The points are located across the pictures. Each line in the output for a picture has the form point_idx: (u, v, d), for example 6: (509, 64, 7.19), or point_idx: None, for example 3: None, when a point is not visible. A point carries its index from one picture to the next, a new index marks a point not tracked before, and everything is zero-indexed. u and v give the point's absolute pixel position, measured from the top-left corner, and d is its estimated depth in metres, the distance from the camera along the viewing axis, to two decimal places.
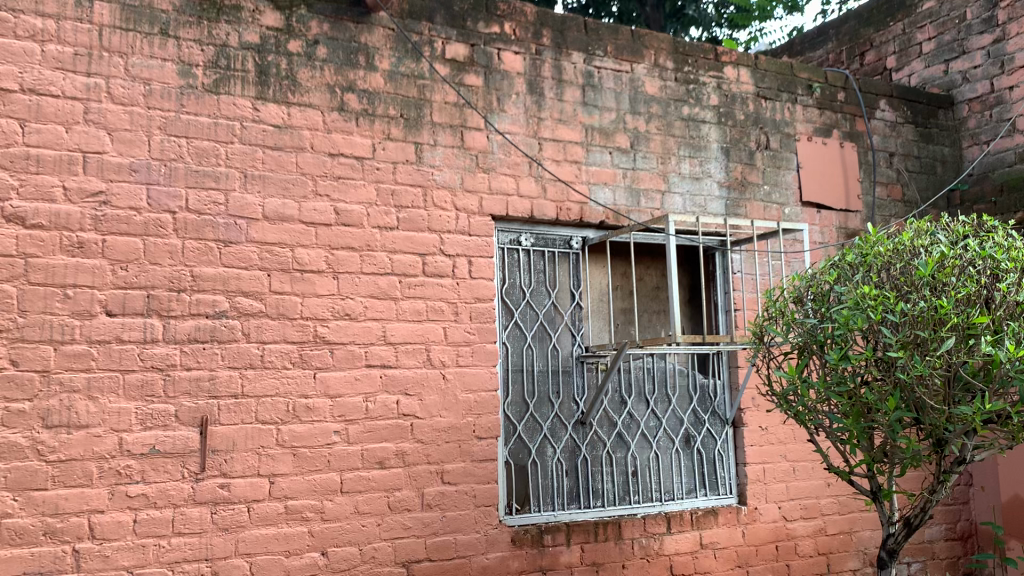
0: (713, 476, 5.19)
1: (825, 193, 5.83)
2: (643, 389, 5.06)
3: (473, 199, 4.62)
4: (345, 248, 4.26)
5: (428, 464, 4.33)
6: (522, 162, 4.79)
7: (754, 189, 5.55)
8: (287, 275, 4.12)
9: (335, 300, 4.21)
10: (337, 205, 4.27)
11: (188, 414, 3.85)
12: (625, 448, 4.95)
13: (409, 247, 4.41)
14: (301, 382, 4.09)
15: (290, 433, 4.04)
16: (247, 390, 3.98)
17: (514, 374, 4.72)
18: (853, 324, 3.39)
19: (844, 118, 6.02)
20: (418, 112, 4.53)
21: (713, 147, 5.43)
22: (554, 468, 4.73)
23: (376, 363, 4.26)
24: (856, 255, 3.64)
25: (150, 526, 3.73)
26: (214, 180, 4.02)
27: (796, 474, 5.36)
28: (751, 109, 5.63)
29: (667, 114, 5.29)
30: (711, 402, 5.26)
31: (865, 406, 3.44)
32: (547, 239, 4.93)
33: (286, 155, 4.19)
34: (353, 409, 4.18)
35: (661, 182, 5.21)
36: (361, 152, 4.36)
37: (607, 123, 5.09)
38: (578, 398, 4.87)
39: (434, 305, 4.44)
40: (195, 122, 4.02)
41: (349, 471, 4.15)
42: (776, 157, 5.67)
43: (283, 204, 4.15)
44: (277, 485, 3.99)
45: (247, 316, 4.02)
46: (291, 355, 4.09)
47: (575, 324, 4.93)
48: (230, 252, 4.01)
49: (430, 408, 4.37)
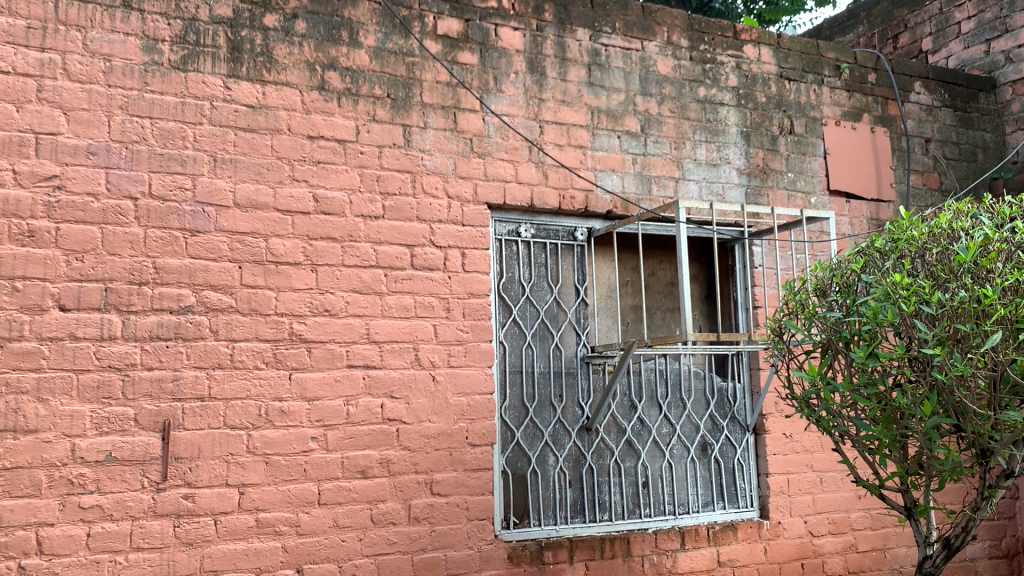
0: (732, 488, 4.78)
1: (855, 181, 5.40)
2: (655, 393, 4.66)
3: (467, 185, 4.26)
4: (325, 238, 3.92)
5: (415, 473, 3.97)
6: (521, 146, 4.43)
7: (777, 176, 5.14)
8: (260, 267, 3.79)
9: (314, 295, 3.87)
10: (316, 191, 3.93)
11: (149, 418, 3.54)
12: (635, 457, 4.56)
13: (396, 237, 4.07)
14: (275, 384, 3.76)
15: (261, 439, 3.71)
16: (215, 393, 3.65)
17: (512, 376, 4.35)
18: (882, 318, 2.98)
19: (875, 102, 5.58)
20: (407, 92, 4.18)
21: (732, 131, 5.03)
22: (556, 478, 4.34)
23: (358, 364, 3.92)
24: (886, 241, 3.21)
25: (105, 540, 3.42)
26: (180, 164, 3.71)
27: (823, 485, 4.92)
28: (774, 91, 5.22)
29: (681, 95, 4.90)
30: (731, 407, 4.85)
31: (897, 411, 3.02)
32: (548, 230, 4.56)
33: (259, 137, 3.86)
34: (332, 413, 3.84)
35: (674, 168, 4.82)
36: (343, 134, 4.02)
37: (614, 105, 4.70)
38: (583, 402, 4.49)
39: (424, 301, 4.09)
40: (160, 101, 3.71)
41: (327, 481, 3.80)
42: (800, 143, 5.25)
43: (256, 190, 3.82)
44: (247, 496, 3.66)
45: (216, 312, 3.69)
46: (264, 354, 3.75)
47: (580, 322, 4.56)
48: (197, 242, 3.69)
49: (418, 412, 4.01)
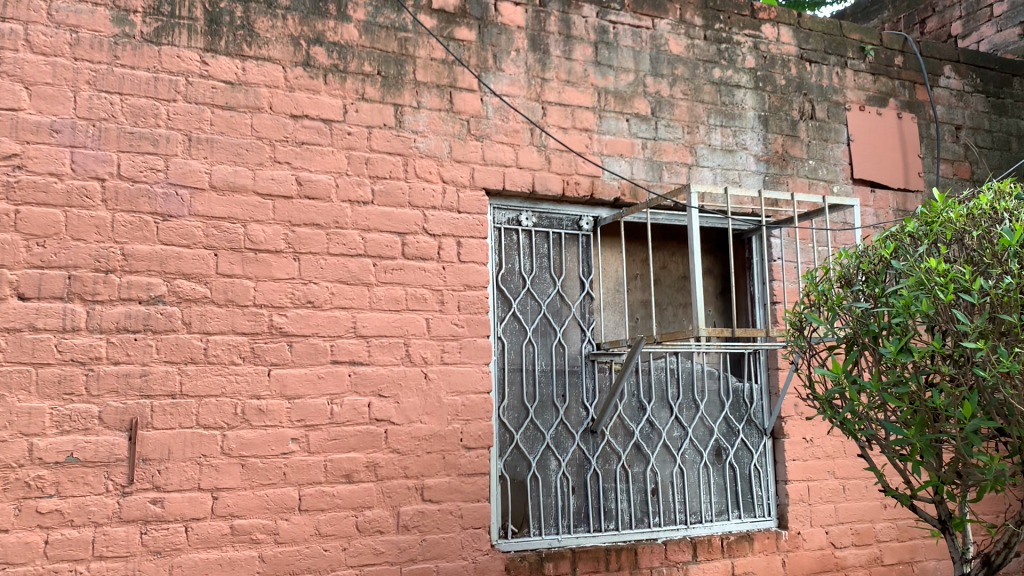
0: (748, 495, 4.47)
1: (880, 170, 5.07)
2: (665, 394, 4.37)
3: (463, 170, 3.98)
4: (308, 224, 3.65)
5: (405, 478, 3.69)
6: (523, 128, 4.14)
7: (797, 164, 4.83)
8: (238, 255, 3.52)
9: (296, 285, 3.60)
10: (300, 174, 3.66)
11: (114, 416, 3.28)
12: (643, 462, 4.25)
13: (386, 224, 3.79)
14: (252, 380, 3.49)
15: (237, 440, 3.44)
16: (187, 389, 3.39)
17: (511, 374, 4.05)
18: (916, 309, 2.67)
19: (902, 86, 5.25)
20: (399, 69, 3.91)
21: (749, 115, 4.72)
22: (558, 484, 4.05)
23: (343, 360, 3.64)
24: (919, 224, 2.91)
25: (64, 548, 3.16)
26: (152, 143, 3.45)
27: (846, 493, 4.60)
28: (793, 73, 4.90)
29: (695, 77, 4.60)
30: (747, 409, 4.54)
31: (931, 413, 2.71)
32: (552, 219, 4.27)
33: (238, 115, 3.60)
34: (315, 412, 3.57)
35: (687, 154, 4.51)
36: (330, 114, 3.75)
37: (623, 86, 4.41)
38: (588, 402, 4.20)
39: (416, 293, 3.81)
40: (131, 76, 3.46)
41: (309, 486, 3.53)
42: (822, 128, 4.93)
43: (233, 172, 3.56)
44: (222, 501, 3.39)
45: (189, 302, 3.43)
46: (241, 348, 3.48)
47: (585, 317, 4.26)
48: (169, 227, 3.44)
49: (408, 412, 3.73)
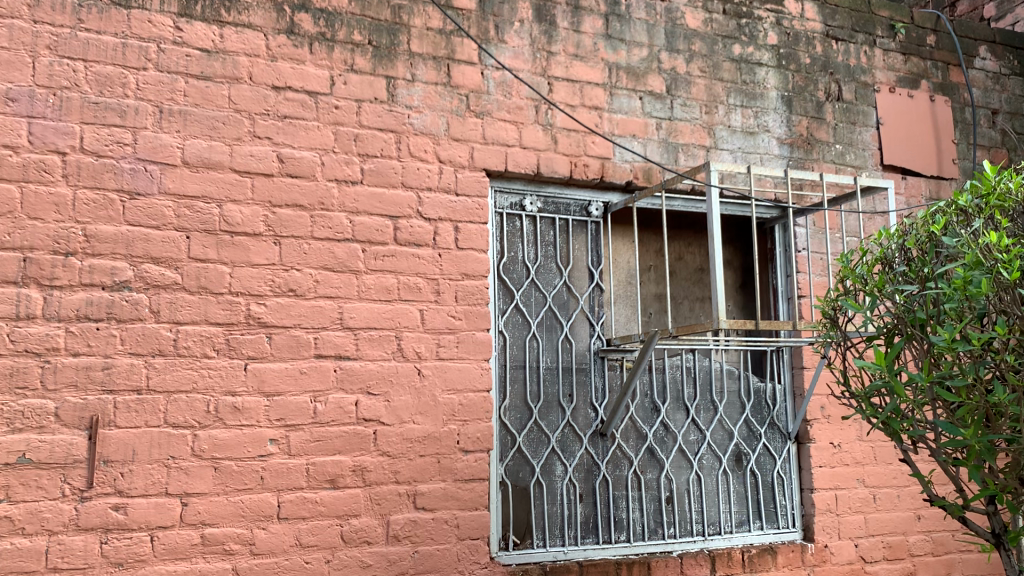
0: (770, 505, 4.13)
1: (911, 155, 4.72)
2: (681, 394, 4.03)
3: (462, 148, 3.66)
4: (290, 205, 3.34)
5: (395, 484, 3.35)
6: (527, 105, 3.82)
7: (823, 148, 4.49)
8: (212, 237, 3.21)
9: (276, 272, 3.28)
10: (281, 150, 3.36)
11: (73, 413, 2.97)
12: (657, 468, 3.91)
13: (376, 206, 3.47)
14: (227, 375, 3.17)
15: (210, 440, 3.12)
16: (155, 385, 3.08)
17: (513, 372, 3.73)
18: (974, 290, 2.34)
19: (935, 67, 4.90)
20: (392, 39, 3.60)
21: (771, 96, 4.39)
22: (564, 492, 3.71)
23: (328, 354, 3.32)
24: (971, 198, 2.58)
25: (14, 559, 2.85)
26: (118, 115, 3.15)
27: (877, 503, 4.24)
28: (819, 52, 4.57)
29: (713, 53, 4.28)
30: (769, 412, 4.20)
31: (991, 411, 2.36)
32: (558, 204, 3.94)
33: (215, 86, 3.30)
34: (295, 411, 3.25)
35: (705, 135, 4.19)
36: (315, 86, 3.44)
37: (635, 62, 4.09)
38: (597, 403, 3.86)
39: (409, 282, 3.49)
40: (96, 41, 3.16)
41: (289, 491, 3.21)
42: (849, 110, 4.59)
43: (208, 147, 3.25)
44: (191, 508, 3.07)
45: (158, 289, 3.13)
46: (214, 340, 3.17)
47: (594, 311, 3.93)
48: (137, 206, 3.13)
49: (399, 412, 3.40)
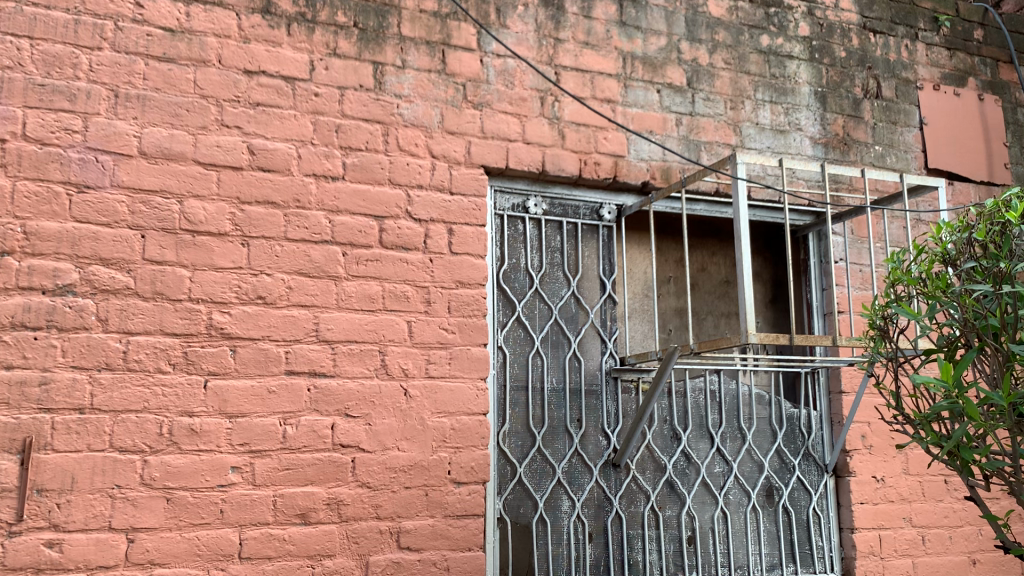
0: (805, 546, 3.67)
1: (959, 159, 4.28)
2: (705, 421, 3.60)
3: (458, 143, 3.28)
4: (261, 201, 2.97)
5: (376, 520, 2.94)
6: (531, 96, 3.44)
7: (861, 149, 4.07)
8: (171, 237, 2.85)
9: (243, 277, 2.90)
10: (252, 141, 2.99)
11: (2, 435, 2.59)
12: (677, 504, 3.47)
13: (359, 205, 3.09)
14: (184, 393, 2.79)
15: (162, 468, 2.73)
16: (100, 403, 2.70)
17: (514, 394, 3.31)
18: None
19: (983, 64, 4.48)
20: (380, 21, 3.24)
21: (803, 91, 3.98)
22: (571, 530, 3.28)
23: (301, 370, 2.93)
24: None
25: None
26: (67, 98, 2.81)
27: (926, 546, 3.75)
28: (855, 45, 4.16)
29: (738, 44, 3.89)
30: (804, 441, 3.75)
31: None
32: (566, 206, 3.54)
33: (178, 69, 2.95)
34: (261, 435, 2.85)
35: (730, 133, 3.78)
36: (292, 70, 3.09)
37: (653, 51, 3.70)
38: (610, 429, 3.44)
39: (396, 290, 3.09)
40: (45, 17, 2.83)
41: (253, 527, 2.80)
42: (889, 109, 4.17)
43: (169, 136, 2.89)
44: (138, 545, 2.67)
45: (107, 294, 2.76)
46: (171, 353, 2.79)
47: (606, 326, 3.52)
48: (86, 200, 2.77)
49: (382, 437, 2.99)
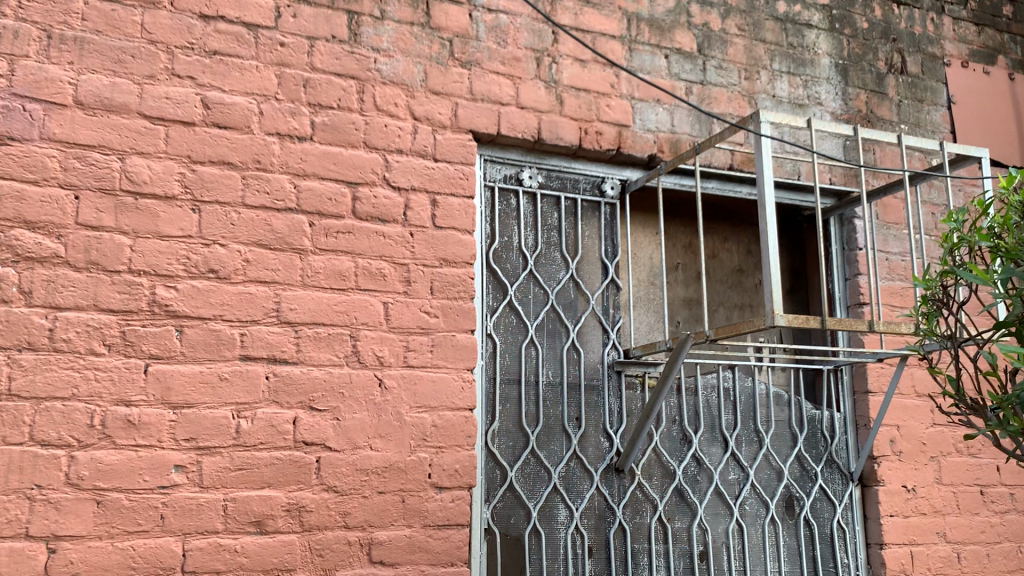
0: (828, 564, 3.28)
1: (989, 139, 3.92)
2: (718, 422, 3.22)
3: (444, 104, 2.92)
4: (215, 161, 2.59)
5: (343, 530, 2.54)
6: (526, 56, 3.08)
7: (886, 127, 3.72)
8: (109, 199, 2.47)
9: (193, 247, 2.52)
10: (207, 94, 2.62)
11: None
12: (688, 515, 3.09)
13: (329, 169, 2.72)
14: (120, 379, 2.40)
15: (92, 465, 2.33)
16: (19, 389, 2.31)
17: (505, 388, 2.93)
18: None
19: (1013, 42, 4.15)
20: None
21: (823, 62, 3.64)
22: (568, 544, 2.88)
23: (258, 355, 2.54)
24: None
25: None
26: None
27: (962, 564, 3.35)
28: (878, 16, 3.83)
29: (753, 9, 3.54)
30: (826, 446, 3.37)
31: None
32: (564, 180, 3.18)
33: (123, 10, 2.58)
34: (211, 429, 2.46)
35: (744, 105, 3.43)
36: (255, 17, 2.73)
37: (660, 13, 3.36)
38: (612, 430, 3.05)
39: (370, 266, 2.71)
40: None
41: (199, 537, 2.40)
42: (915, 85, 3.83)
43: (110, 84, 2.52)
44: (61, 556, 2.27)
45: (32, 263, 2.37)
46: (106, 332, 2.40)
47: (608, 314, 3.14)
48: (9, 153, 2.40)
49: (352, 435, 2.60)
